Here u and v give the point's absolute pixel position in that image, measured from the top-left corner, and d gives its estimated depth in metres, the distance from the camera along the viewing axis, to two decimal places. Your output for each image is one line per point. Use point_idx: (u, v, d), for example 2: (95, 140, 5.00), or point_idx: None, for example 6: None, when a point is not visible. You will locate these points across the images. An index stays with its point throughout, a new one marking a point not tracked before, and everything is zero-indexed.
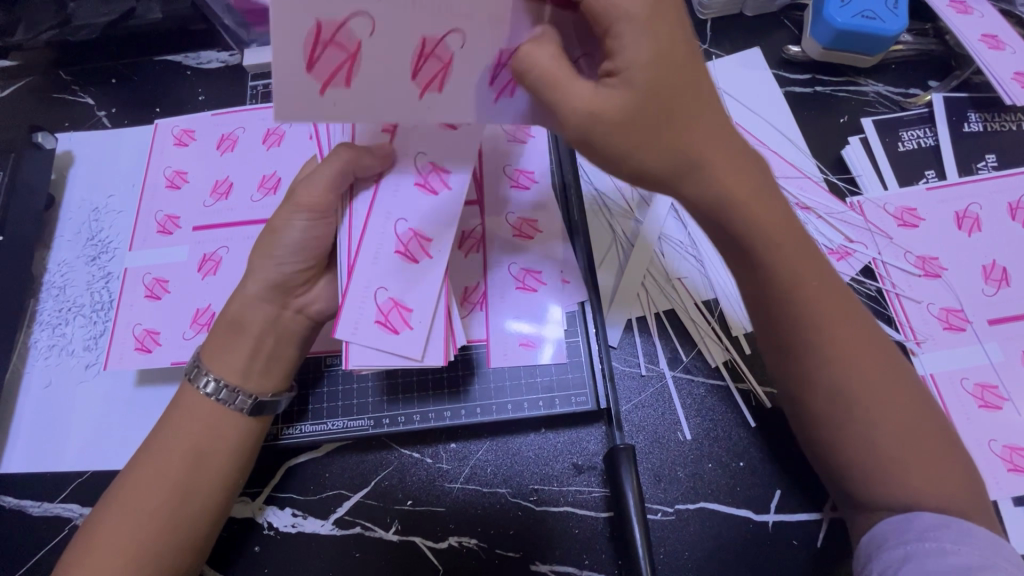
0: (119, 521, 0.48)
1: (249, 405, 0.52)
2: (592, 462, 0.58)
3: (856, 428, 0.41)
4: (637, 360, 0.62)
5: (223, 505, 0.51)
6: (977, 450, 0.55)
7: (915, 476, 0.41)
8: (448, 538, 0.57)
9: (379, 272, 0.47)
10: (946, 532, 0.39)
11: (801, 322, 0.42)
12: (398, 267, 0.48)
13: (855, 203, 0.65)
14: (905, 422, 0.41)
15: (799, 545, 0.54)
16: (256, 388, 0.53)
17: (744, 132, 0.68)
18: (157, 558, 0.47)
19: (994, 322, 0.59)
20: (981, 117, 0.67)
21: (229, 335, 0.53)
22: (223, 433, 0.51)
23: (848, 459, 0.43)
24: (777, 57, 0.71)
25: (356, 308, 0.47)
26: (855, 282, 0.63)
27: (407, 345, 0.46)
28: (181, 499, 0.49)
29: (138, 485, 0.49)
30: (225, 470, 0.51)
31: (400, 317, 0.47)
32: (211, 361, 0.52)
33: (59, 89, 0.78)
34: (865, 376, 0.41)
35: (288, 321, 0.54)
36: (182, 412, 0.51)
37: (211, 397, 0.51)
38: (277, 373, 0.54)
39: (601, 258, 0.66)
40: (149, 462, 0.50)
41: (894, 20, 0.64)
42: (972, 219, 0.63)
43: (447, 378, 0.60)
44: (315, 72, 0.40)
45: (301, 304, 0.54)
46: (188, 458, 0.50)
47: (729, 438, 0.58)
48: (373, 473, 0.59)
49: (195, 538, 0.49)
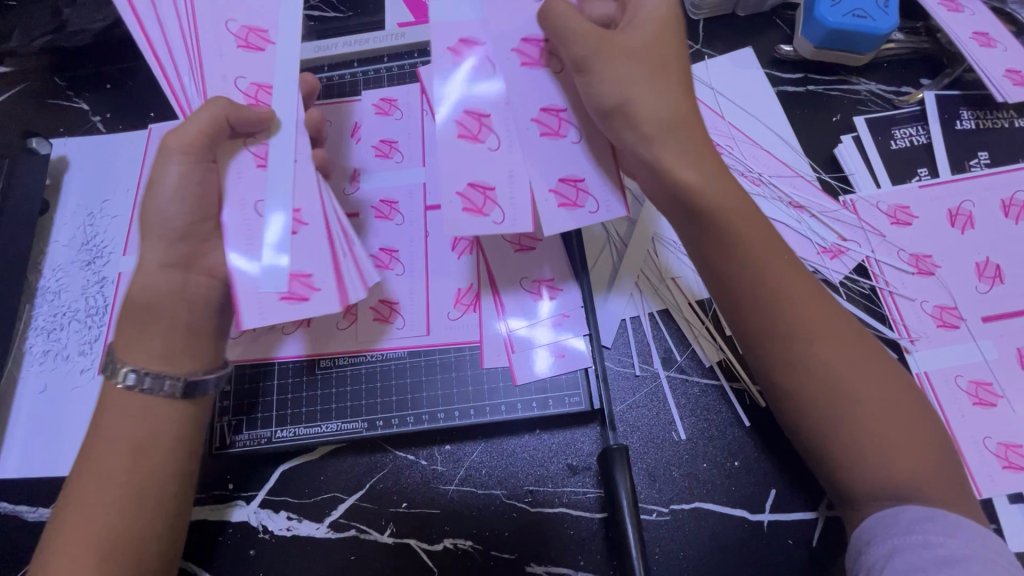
0: (73, 535, 0.45)
1: (179, 388, 0.50)
2: (587, 463, 0.58)
3: (850, 416, 0.42)
4: (632, 360, 0.62)
5: (180, 495, 0.50)
6: (971, 447, 0.55)
7: (886, 456, 0.41)
8: (443, 540, 0.57)
9: (527, 89, 0.47)
10: (931, 525, 0.39)
11: (743, 304, 0.45)
12: (546, 81, 0.47)
13: (847, 202, 0.65)
14: (872, 413, 0.42)
15: (793, 545, 0.54)
16: (183, 370, 0.50)
17: (737, 131, 0.69)
18: (124, 557, 0.46)
19: (988, 319, 0.59)
20: (974, 115, 0.67)
21: (139, 323, 0.50)
22: (163, 425, 0.49)
23: (821, 438, 0.43)
24: (769, 56, 0.71)
25: (546, 166, 0.46)
26: (848, 281, 0.63)
27: (595, 210, 0.46)
28: (133, 497, 0.47)
29: (87, 495, 0.46)
30: (172, 461, 0.49)
31: (303, 286, 0.46)
32: (129, 348, 0.50)
33: (53, 94, 0.77)
34: (825, 375, 0.42)
35: (198, 285, 0.52)
36: (114, 410, 0.49)
37: (135, 390, 0.49)
38: (204, 352, 0.52)
39: (594, 261, 0.66)
40: (91, 471, 0.47)
41: (884, 18, 0.64)
42: (965, 216, 0.63)
43: (469, 358, 0.61)
44: (544, 137, 0.47)
45: (207, 265, 0.52)
46: (131, 456, 0.47)
47: (723, 437, 0.58)
48: (367, 476, 0.59)
49: (156, 531, 0.48)
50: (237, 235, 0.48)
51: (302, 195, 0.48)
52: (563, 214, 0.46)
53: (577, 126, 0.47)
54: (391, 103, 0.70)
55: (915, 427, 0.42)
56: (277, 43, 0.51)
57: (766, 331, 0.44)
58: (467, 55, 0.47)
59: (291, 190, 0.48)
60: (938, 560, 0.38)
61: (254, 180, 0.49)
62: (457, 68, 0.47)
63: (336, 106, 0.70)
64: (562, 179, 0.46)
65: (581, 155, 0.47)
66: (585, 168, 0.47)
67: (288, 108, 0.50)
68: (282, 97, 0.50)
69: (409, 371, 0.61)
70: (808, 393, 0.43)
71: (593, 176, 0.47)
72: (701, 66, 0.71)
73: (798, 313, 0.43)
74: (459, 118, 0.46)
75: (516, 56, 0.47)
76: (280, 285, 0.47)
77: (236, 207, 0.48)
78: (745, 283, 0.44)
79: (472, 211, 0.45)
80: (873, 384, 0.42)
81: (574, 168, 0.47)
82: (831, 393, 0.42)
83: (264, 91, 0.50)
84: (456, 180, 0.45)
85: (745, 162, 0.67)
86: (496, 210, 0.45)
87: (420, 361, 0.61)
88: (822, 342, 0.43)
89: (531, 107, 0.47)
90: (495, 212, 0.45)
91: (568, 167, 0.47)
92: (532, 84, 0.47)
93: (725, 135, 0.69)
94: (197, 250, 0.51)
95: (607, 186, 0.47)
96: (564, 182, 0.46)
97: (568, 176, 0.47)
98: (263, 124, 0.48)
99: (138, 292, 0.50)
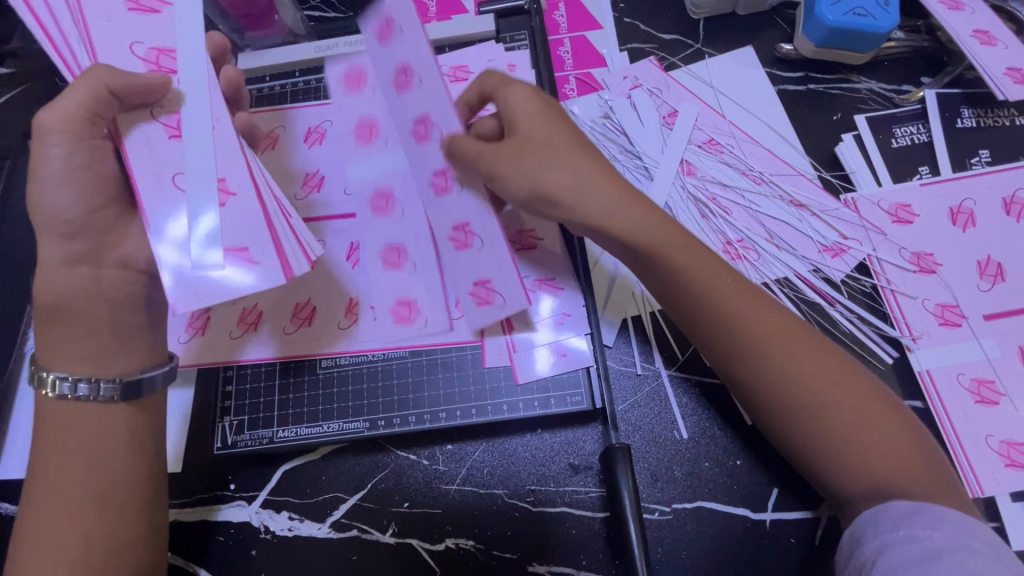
0: (37, 554, 0.45)
1: (118, 391, 0.49)
2: (588, 462, 0.58)
3: (828, 420, 0.42)
4: (633, 359, 0.62)
5: (148, 497, 0.49)
6: (974, 445, 0.55)
7: (868, 459, 0.41)
8: (445, 539, 0.57)
9: (439, 213, 0.54)
10: (920, 519, 0.39)
11: (710, 312, 0.46)
12: (453, 205, 0.53)
13: (849, 200, 0.64)
14: (850, 418, 0.42)
15: (796, 543, 0.54)
16: (118, 371, 0.50)
17: (737, 130, 0.69)
18: (96, 565, 0.45)
19: (990, 317, 0.59)
20: (974, 113, 0.67)
21: (59, 328, 0.49)
22: (115, 429, 0.48)
23: (805, 445, 0.43)
24: (770, 56, 0.71)
25: (462, 274, 0.53)
26: (850, 279, 0.63)
27: (502, 308, 0.53)
28: (100, 503, 0.47)
29: (44, 513, 0.46)
30: (132, 466, 0.49)
31: (242, 261, 0.43)
32: (56, 361, 0.49)
33: (55, 95, 0.77)
34: (800, 378, 0.43)
35: (110, 279, 0.50)
36: (55, 426, 0.47)
37: (73, 396, 0.48)
38: (136, 351, 0.51)
39: (597, 260, 0.65)
40: (44, 490, 0.46)
41: (885, 17, 0.64)
42: (966, 214, 0.63)
43: (471, 357, 0.61)
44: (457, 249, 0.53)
45: (118, 258, 0.50)
46: (85, 467, 0.47)
47: (726, 437, 0.58)
48: (369, 475, 0.59)
49: (127, 536, 0.47)
50: (163, 213, 0.44)
51: (226, 165, 0.45)
52: (478, 313, 0.53)
53: (481, 235, 0.52)
54: None
55: (894, 428, 0.42)
56: (174, 4, 0.48)
57: (732, 339, 0.45)
58: (380, 204, 0.61)
59: (211, 162, 0.45)
60: (923, 554, 0.38)
61: (168, 152, 0.45)
62: (374, 219, 0.60)
63: (271, 115, 0.69)
64: (474, 283, 0.53)
65: (488, 258, 0.52)
66: (490, 270, 0.53)
67: (194, 78, 0.47)
68: (183, 57, 0.47)
69: (410, 371, 0.61)
70: (787, 400, 0.43)
71: (499, 276, 0.53)
72: (702, 65, 0.71)
73: (762, 327, 0.44)
74: (382, 254, 0.60)
75: (429, 187, 0.54)
76: (219, 261, 0.43)
77: (151, 180, 0.45)
78: (712, 291, 0.45)
79: (401, 321, 0.58)
80: (848, 391, 0.43)
81: (483, 272, 0.53)
82: (806, 398, 0.42)
83: (165, 55, 0.47)
84: (388, 300, 0.59)
85: (745, 161, 0.67)
86: (420, 317, 0.58)
87: (422, 361, 0.61)
88: (795, 350, 0.43)
89: (444, 224, 0.53)
90: (420, 319, 0.58)
91: (480, 269, 0.53)
92: (444, 210, 0.53)
93: (725, 133, 0.69)
94: (101, 244, 0.50)
95: (511, 282, 0.52)
96: (475, 285, 0.53)
97: (478, 280, 0.53)
98: (155, 94, 0.45)
99: (47, 295, 0.49)
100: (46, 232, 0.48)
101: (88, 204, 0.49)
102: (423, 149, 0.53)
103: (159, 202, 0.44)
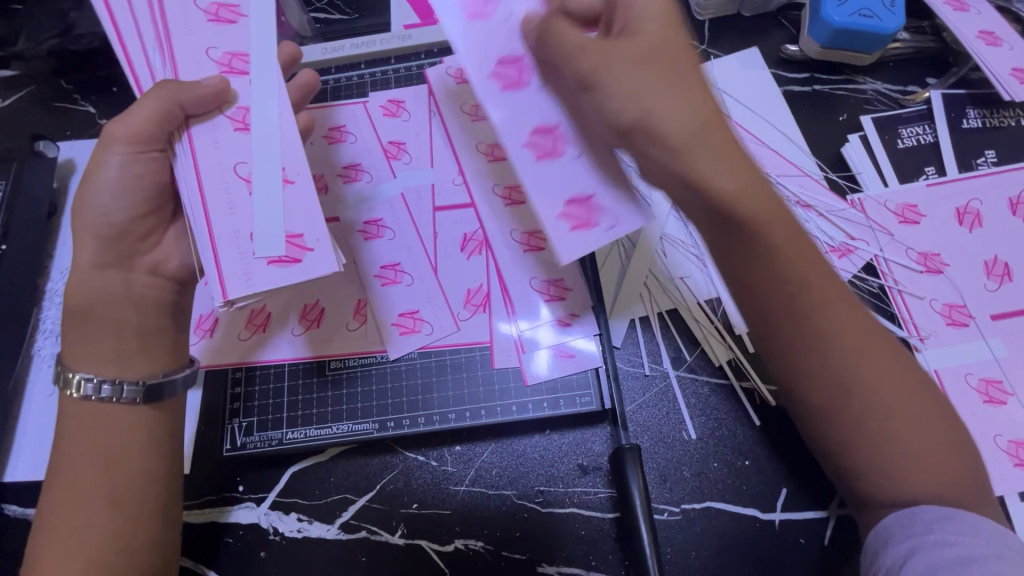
0: (54, 555, 0.44)
1: (140, 393, 0.49)
2: (597, 463, 0.58)
3: (886, 430, 0.41)
4: (641, 360, 0.62)
5: (162, 499, 0.49)
6: (983, 445, 0.55)
7: (919, 471, 0.41)
8: (454, 541, 0.57)
9: (520, 110, 0.47)
10: (951, 524, 0.39)
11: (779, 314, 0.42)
12: (541, 107, 0.47)
13: (855, 201, 0.65)
14: (908, 428, 0.41)
15: (805, 543, 0.54)
16: (141, 373, 0.49)
17: (744, 132, 0.69)
18: (113, 567, 0.45)
19: (997, 317, 0.59)
20: (980, 113, 0.67)
21: (76, 328, 0.49)
22: (132, 434, 0.48)
23: (857, 455, 0.42)
24: (775, 57, 0.71)
25: (551, 187, 0.45)
26: (857, 279, 0.63)
27: (603, 233, 0.45)
28: (116, 508, 0.46)
29: (62, 516, 0.45)
30: (148, 468, 0.48)
31: (294, 247, 0.43)
32: (80, 362, 0.49)
33: (59, 97, 0.77)
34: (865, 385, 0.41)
35: (143, 283, 0.52)
36: (75, 427, 0.48)
37: (95, 399, 0.48)
38: (158, 353, 0.51)
39: (603, 261, 0.66)
40: (61, 491, 0.46)
41: (891, 17, 0.64)
42: (973, 215, 0.63)
43: (479, 357, 0.61)
44: (540, 162, 0.46)
45: (150, 263, 0.53)
46: (102, 469, 0.47)
47: (734, 437, 0.58)
48: (378, 476, 0.59)
49: (142, 538, 0.47)
50: (217, 202, 0.44)
51: (292, 155, 0.45)
52: (576, 237, 0.44)
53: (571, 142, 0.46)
54: (399, 105, 0.70)
55: (949, 444, 0.41)
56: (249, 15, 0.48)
57: (802, 346, 0.42)
58: (371, 230, 0.65)
59: (281, 154, 0.44)
60: (956, 558, 0.38)
61: (236, 145, 0.45)
62: (367, 242, 0.64)
63: (317, 113, 0.69)
64: (571, 201, 0.45)
65: (579, 171, 0.46)
66: (593, 184, 0.45)
67: (257, 81, 0.46)
68: (260, 58, 0.47)
69: (419, 372, 0.61)
70: (844, 409, 0.41)
71: (603, 192, 0.45)
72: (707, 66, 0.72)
73: (836, 329, 0.41)
74: (379, 272, 0.63)
75: (494, 81, 0.47)
76: (275, 249, 0.43)
77: (215, 169, 0.44)
78: (786, 294, 0.41)
79: (406, 332, 0.61)
80: (908, 399, 0.41)
81: (580, 186, 0.46)
82: (869, 409, 0.41)
83: (239, 59, 0.47)
84: (390, 314, 0.62)
85: None
86: (425, 325, 0.62)
87: (430, 362, 0.61)
88: (867, 359, 0.41)
89: (521, 133, 0.46)
90: (425, 327, 0.62)
91: (569, 186, 0.46)
92: (522, 114, 0.47)
93: None
94: (134, 249, 0.52)
95: (615, 197, 0.45)
96: (572, 204, 0.45)
97: (578, 198, 0.45)
98: (218, 99, 0.45)
99: (73, 295, 0.49)
100: (84, 233, 0.50)
101: (104, 208, 0.50)
102: (477, 28, 0.48)
103: (221, 194, 0.44)
